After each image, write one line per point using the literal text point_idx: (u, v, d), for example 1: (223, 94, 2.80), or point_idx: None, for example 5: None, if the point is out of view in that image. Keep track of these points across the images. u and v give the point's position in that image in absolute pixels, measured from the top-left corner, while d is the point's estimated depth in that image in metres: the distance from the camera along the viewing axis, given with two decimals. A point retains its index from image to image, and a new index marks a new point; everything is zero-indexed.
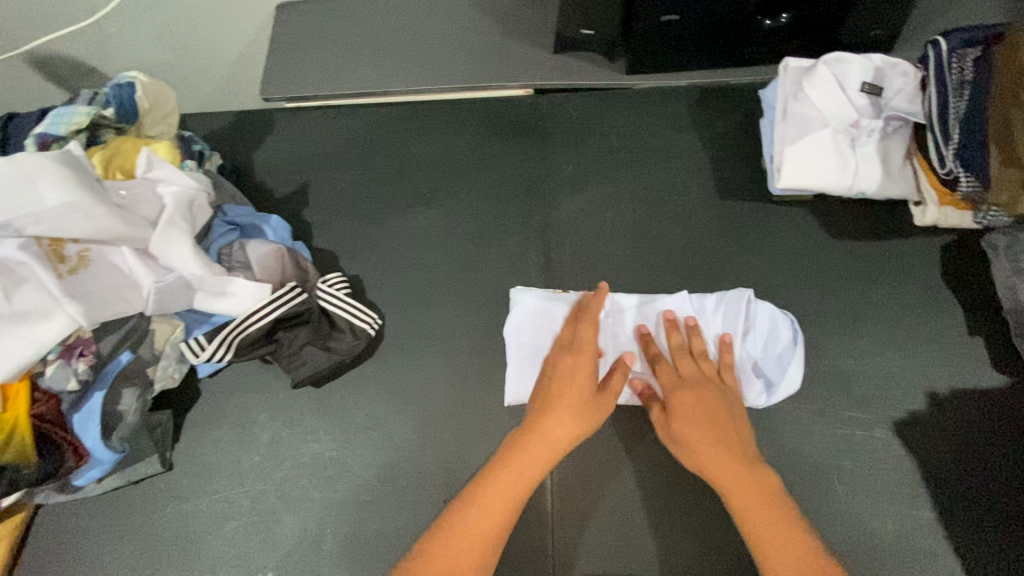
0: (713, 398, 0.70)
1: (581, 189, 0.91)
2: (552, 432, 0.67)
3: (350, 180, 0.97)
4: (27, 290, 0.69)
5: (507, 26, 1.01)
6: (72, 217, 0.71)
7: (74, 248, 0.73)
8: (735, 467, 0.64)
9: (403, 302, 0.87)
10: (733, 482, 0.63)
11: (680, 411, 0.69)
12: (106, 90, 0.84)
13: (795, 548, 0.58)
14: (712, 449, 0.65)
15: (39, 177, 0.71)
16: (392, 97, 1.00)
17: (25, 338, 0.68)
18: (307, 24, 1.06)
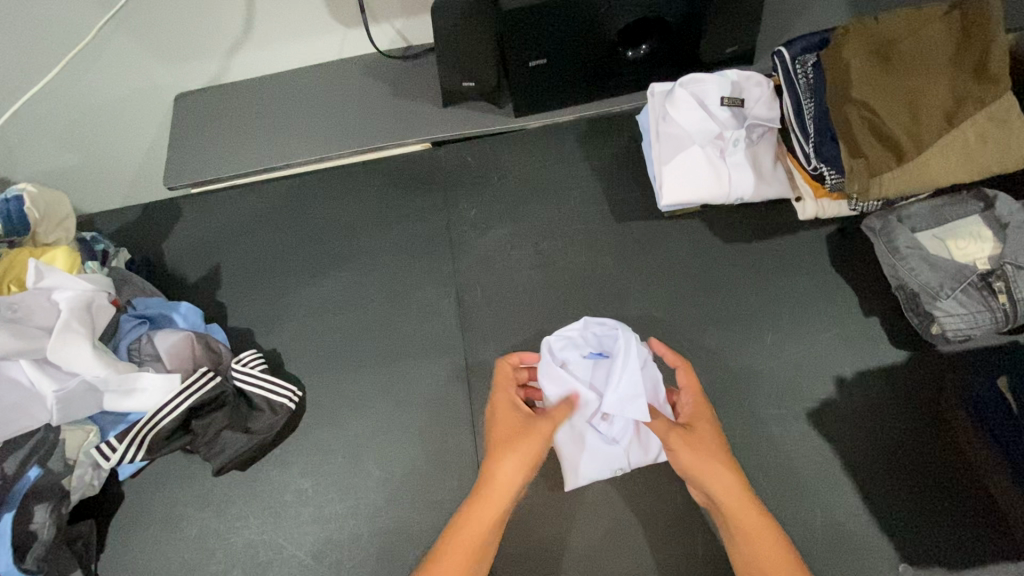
0: (705, 435, 0.69)
1: (485, 231, 0.94)
2: (500, 478, 0.67)
3: (260, 255, 0.97)
4: None
5: (399, 87, 1.05)
6: None
7: None
8: (743, 500, 0.65)
9: (323, 369, 0.87)
10: (740, 516, 0.65)
11: (685, 447, 0.68)
12: None
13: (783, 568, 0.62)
14: (718, 480, 0.66)
15: None
16: (293, 169, 1.02)
17: None
18: (206, 111, 1.09)
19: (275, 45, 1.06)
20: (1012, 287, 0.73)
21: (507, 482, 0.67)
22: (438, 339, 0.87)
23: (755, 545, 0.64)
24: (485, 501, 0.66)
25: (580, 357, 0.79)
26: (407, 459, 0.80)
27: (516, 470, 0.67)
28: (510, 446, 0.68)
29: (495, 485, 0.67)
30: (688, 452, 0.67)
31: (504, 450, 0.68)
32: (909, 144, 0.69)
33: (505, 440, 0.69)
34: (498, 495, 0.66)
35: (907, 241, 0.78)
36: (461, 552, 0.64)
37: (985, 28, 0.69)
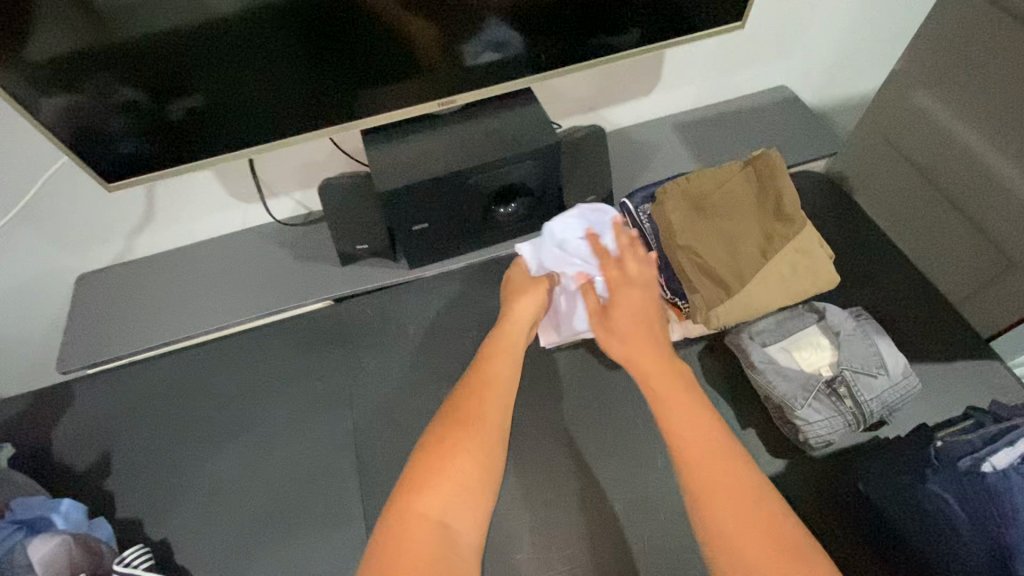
0: (636, 296, 0.74)
1: (385, 383, 0.97)
2: (521, 311, 0.84)
3: (157, 434, 0.95)
4: None
5: (300, 250, 1.12)
6: None
7: None
8: (652, 361, 0.69)
9: (219, 555, 0.83)
10: (652, 376, 0.68)
11: (612, 311, 0.74)
12: None
13: (700, 424, 0.63)
14: (635, 344, 0.71)
15: None
16: (195, 340, 1.04)
17: None
18: (106, 288, 1.10)
19: (179, 223, 1.11)
20: (854, 390, 0.81)
21: (525, 313, 0.83)
22: (341, 505, 0.86)
23: (673, 416, 0.63)
24: (502, 351, 0.77)
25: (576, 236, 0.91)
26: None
27: (527, 316, 0.83)
28: (517, 296, 0.86)
29: (513, 325, 0.81)
30: (613, 321, 0.73)
31: (524, 296, 0.85)
32: (733, 279, 0.80)
33: (519, 295, 0.86)
34: (519, 323, 0.82)
35: (759, 357, 0.86)
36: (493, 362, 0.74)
37: (775, 173, 0.83)
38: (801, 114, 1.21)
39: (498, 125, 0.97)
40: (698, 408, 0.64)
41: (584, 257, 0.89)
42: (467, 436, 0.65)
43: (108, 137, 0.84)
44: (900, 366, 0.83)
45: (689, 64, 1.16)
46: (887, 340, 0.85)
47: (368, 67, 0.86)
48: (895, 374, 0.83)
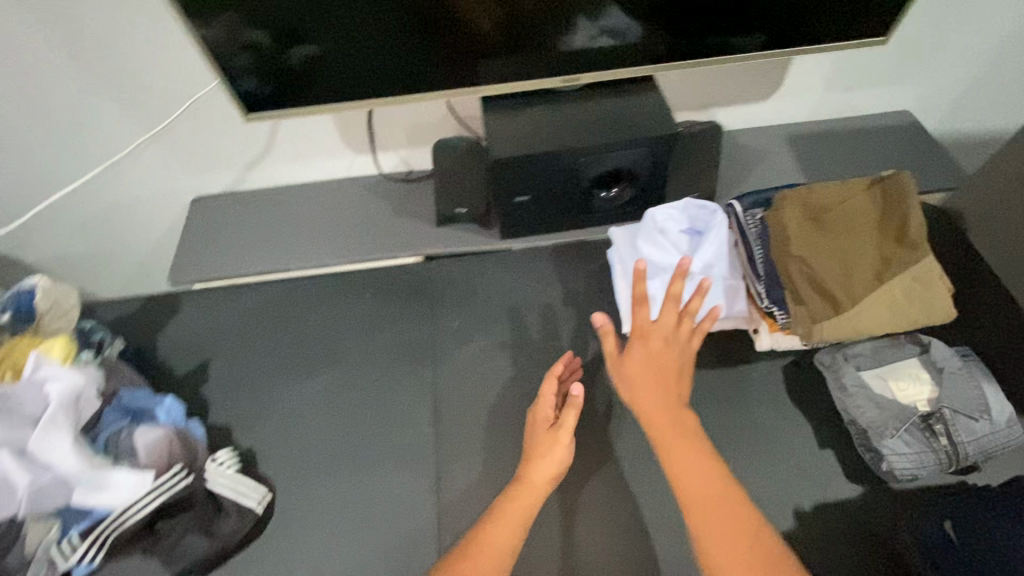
0: (666, 352, 0.80)
1: (466, 342, 1.00)
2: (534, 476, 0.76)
3: (251, 353, 1.02)
4: None
5: (400, 204, 1.16)
6: None
7: None
8: (673, 415, 0.76)
9: (297, 472, 0.89)
10: (665, 426, 0.75)
11: (638, 362, 0.80)
12: (5, 297, 0.89)
13: (709, 474, 0.71)
14: (652, 393, 0.77)
15: None
16: (292, 274, 1.10)
17: None
18: (217, 212, 1.18)
19: (291, 161, 1.17)
20: (951, 429, 0.79)
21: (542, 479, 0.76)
22: (415, 449, 0.90)
23: (685, 464, 0.72)
24: (520, 501, 0.75)
25: (677, 229, 0.92)
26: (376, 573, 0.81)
27: (550, 466, 0.77)
28: (539, 447, 0.79)
29: (529, 485, 0.76)
30: (638, 367, 0.79)
31: (539, 453, 0.78)
32: (842, 298, 0.78)
33: (540, 447, 0.79)
34: (530, 492, 0.75)
35: (852, 379, 0.84)
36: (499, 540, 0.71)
37: (903, 202, 0.81)
38: (925, 142, 1.16)
39: (616, 109, 0.98)
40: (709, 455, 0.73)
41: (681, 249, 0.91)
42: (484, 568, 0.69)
43: (235, 74, 0.88)
44: (1005, 414, 0.80)
45: (813, 73, 1.13)
46: (993, 386, 0.82)
47: (506, 34, 0.88)
48: (999, 421, 0.79)
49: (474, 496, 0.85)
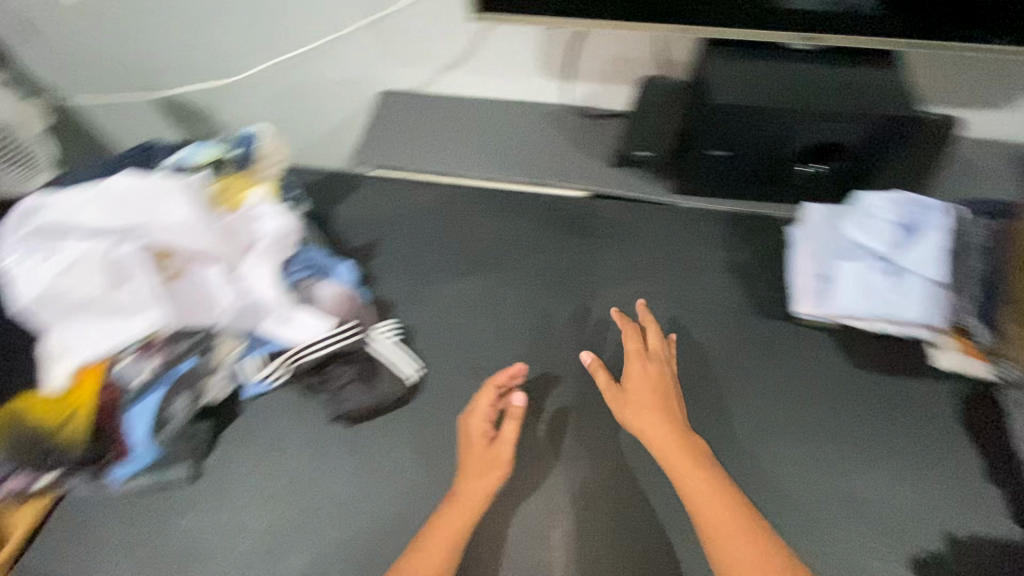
0: (655, 375, 0.84)
1: (622, 282, 1.01)
2: (471, 492, 0.78)
3: (417, 241, 1.08)
4: (131, 287, 0.79)
5: (578, 136, 1.14)
6: (190, 233, 0.82)
7: (174, 262, 0.83)
8: (669, 436, 0.77)
9: (446, 359, 0.94)
10: (658, 439, 0.77)
11: (632, 388, 0.83)
12: (237, 136, 0.95)
13: (710, 490, 0.72)
14: (648, 414, 0.79)
15: (169, 196, 0.82)
16: (464, 179, 1.11)
17: (117, 327, 0.78)
18: (404, 106, 1.22)
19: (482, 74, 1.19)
20: None
21: (473, 496, 0.78)
22: (558, 369, 0.93)
23: (686, 481, 0.74)
24: (460, 509, 0.77)
25: (891, 218, 0.88)
26: (506, 469, 0.85)
27: (481, 486, 0.78)
28: (477, 465, 0.80)
29: (463, 500, 0.77)
30: (634, 393, 0.82)
31: (471, 473, 0.79)
32: None
33: (475, 463, 0.80)
34: (468, 507, 0.77)
35: None
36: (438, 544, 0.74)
37: None
38: None
39: (848, 81, 0.92)
40: (701, 466, 0.75)
41: (892, 239, 0.87)
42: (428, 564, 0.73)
43: None
44: None
45: None
46: None
47: None
48: None
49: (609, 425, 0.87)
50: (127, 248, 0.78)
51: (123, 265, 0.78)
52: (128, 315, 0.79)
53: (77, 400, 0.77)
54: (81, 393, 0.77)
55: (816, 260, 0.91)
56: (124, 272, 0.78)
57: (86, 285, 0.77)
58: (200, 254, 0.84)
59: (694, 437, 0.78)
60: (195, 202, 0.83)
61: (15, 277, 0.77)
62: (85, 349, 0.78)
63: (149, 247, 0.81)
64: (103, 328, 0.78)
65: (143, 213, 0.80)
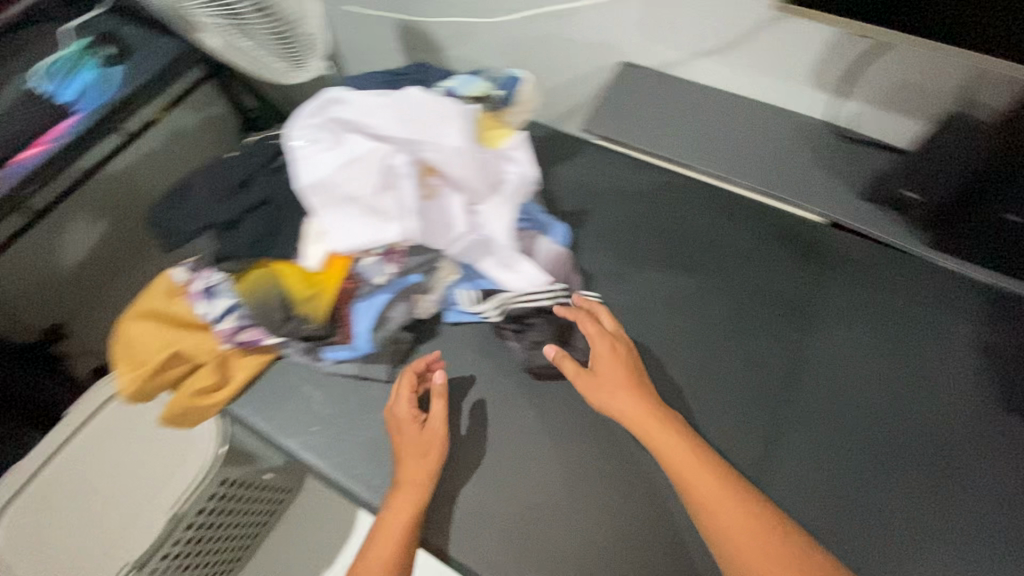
0: (619, 357, 0.85)
1: (845, 326, 0.96)
2: (407, 466, 0.82)
3: (630, 220, 1.06)
4: (393, 195, 0.84)
5: (827, 158, 1.04)
6: (457, 160, 0.85)
7: (432, 182, 0.87)
8: (663, 435, 0.78)
9: (639, 350, 0.95)
10: (645, 429, 0.79)
11: (602, 374, 0.84)
12: (504, 76, 0.98)
13: (709, 482, 0.74)
14: (643, 416, 0.80)
15: (448, 120, 0.85)
16: (692, 172, 1.08)
17: (369, 228, 0.83)
18: (644, 81, 1.17)
19: None
20: None
21: (414, 475, 0.82)
22: (752, 395, 0.91)
23: (688, 478, 0.75)
24: (405, 491, 0.81)
25: None
26: (637, 467, 0.85)
27: (422, 464, 0.82)
28: (409, 438, 0.84)
29: (406, 480, 0.82)
30: (603, 378, 0.83)
31: (410, 452, 0.83)
32: None
33: (410, 445, 0.84)
34: (417, 483, 0.81)
35: None
36: (393, 523, 0.79)
37: None
38: None
39: None
40: (701, 462, 0.76)
41: None
42: (383, 537, 0.78)
43: None
44: None
45: None
46: None
47: None
48: None
49: (788, 466, 0.86)
50: (401, 158, 0.83)
51: (394, 173, 0.83)
52: (385, 220, 0.84)
53: (322, 281, 0.86)
54: (326, 275, 0.86)
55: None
56: (393, 179, 0.83)
57: (360, 183, 0.83)
58: (456, 182, 0.87)
59: (676, 421, 0.80)
60: (466, 131, 0.86)
61: (302, 157, 0.84)
62: (343, 240, 0.84)
63: (419, 163, 0.85)
64: (357, 225, 0.83)
65: (424, 130, 0.84)
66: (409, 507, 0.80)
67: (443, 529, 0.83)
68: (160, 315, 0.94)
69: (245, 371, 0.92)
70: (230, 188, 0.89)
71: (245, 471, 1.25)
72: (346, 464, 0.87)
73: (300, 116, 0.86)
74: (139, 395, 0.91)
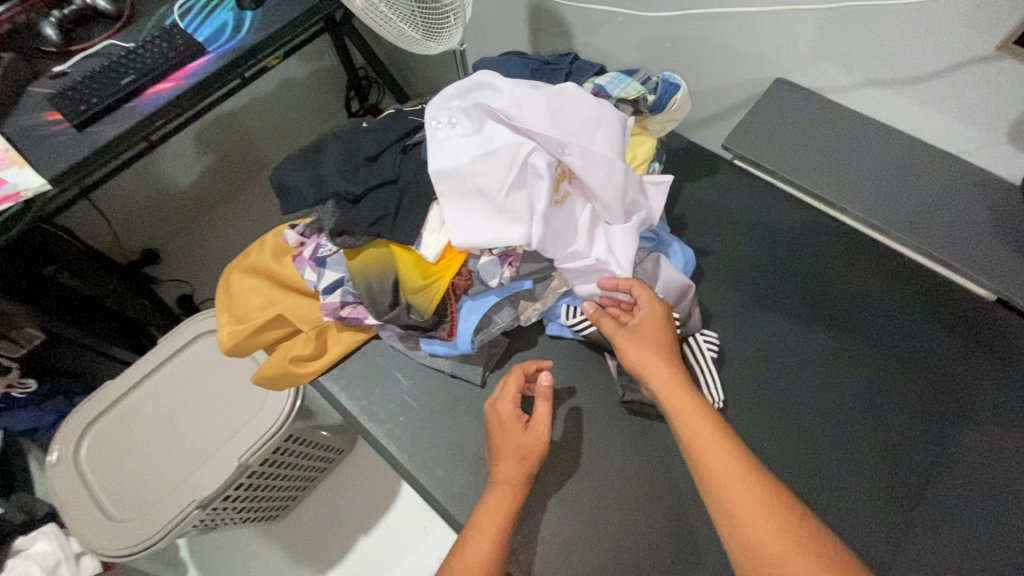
0: (653, 317, 0.79)
1: (1004, 427, 0.82)
2: (502, 468, 0.78)
3: (762, 258, 0.99)
4: (522, 194, 0.77)
5: (1012, 227, 0.90)
6: (601, 170, 0.78)
7: (563, 189, 0.82)
8: (685, 405, 0.72)
9: (752, 403, 0.88)
10: (675, 402, 0.72)
11: (638, 336, 0.78)
12: (659, 79, 0.89)
13: (727, 462, 0.66)
14: (665, 378, 0.74)
15: (599, 127, 0.80)
16: (841, 215, 0.97)
17: (489, 225, 0.77)
18: (801, 104, 1.05)
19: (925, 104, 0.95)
20: None
21: (509, 478, 0.77)
22: (876, 480, 0.82)
23: (707, 455, 0.67)
24: (498, 495, 0.76)
25: None
26: None
27: (518, 469, 0.77)
28: (505, 441, 0.80)
29: (500, 484, 0.77)
30: (639, 343, 0.78)
31: (506, 455, 0.79)
32: None
33: (507, 447, 0.79)
34: (508, 488, 0.76)
35: None
36: (483, 527, 0.74)
37: None
38: None
39: None
40: (721, 441, 0.68)
41: None
42: (474, 541, 0.73)
43: None
44: None
45: None
46: None
47: None
48: None
49: (914, 570, 0.75)
50: (541, 157, 0.77)
51: (528, 171, 0.78)
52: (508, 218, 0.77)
53: (438, 271, 0.83)
54: (443, 265, 0.83)
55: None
56: (526, 178, 0.77)
57: (491, 176, 0.77)
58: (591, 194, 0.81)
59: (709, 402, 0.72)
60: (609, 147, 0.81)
61: (436, 139, 0.79)
62: (459, 234, 0.78)
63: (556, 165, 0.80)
64: (477, 220, 0.78)
65: (572, 133, 0.78)
66: (500, 513, 0.75)
67: (521, 552, 0.80)
68: (269, 274, 0.94)
69: (339, 347, 0.90)
70: (360, 160, 0.84)
71: (304, 426, 1.28)
72: (425, 465, 0.83)
73: (441, 96, 0.81)
74: (237, 349, 0.91)
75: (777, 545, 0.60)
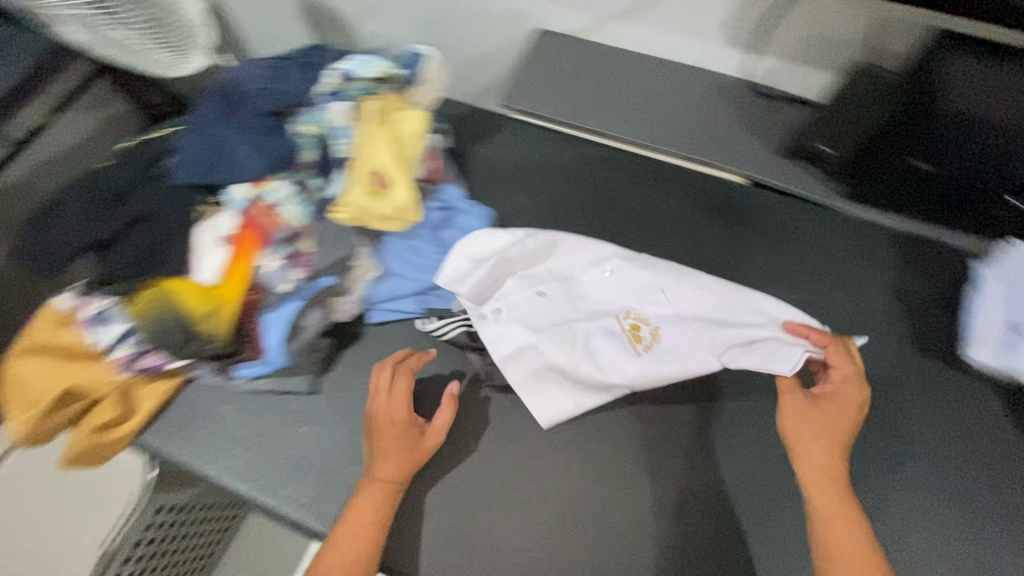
0: (851, 409, 0.76)
1: (770, 288, 0.95)
2: (383, 460, 0.76)
3: (557, 200, 1.04)
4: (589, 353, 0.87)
5: (750, 118, 1.03)
6: (652, 300, 0.87)
7: (645, 329, 0.86)
8: (831, 478, 0.73)
9: None
10: (811, 472, 0.74)
11: (823, 415, 0.76)
12: (406, 54, 0.90)
13: (850, 529, 0.70)
14: (814, 447, 0.74)
15: (605, 255, 0.90)
16: (613, 141, 1.05)
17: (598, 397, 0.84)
18: (558, 49, 1.12)
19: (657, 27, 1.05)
20: None
21: (391, 470, 0.76)
22: None
23: (829, 519, 0.71)
24: (374, 488, 0.75)
25: None
26: (587, 446, 0.84)
27: (401, 460, 0.76)
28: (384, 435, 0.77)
29: (382, 477, 0.75)
30: (813, 423, 0.75)
31: (387, 446, 0.77)
32: None
33: (387, 439, 0.77)
34: (390, 481, 0.75)
35: None
36: (366, 525, 0.73)
37: None
38: None
39: None
40: (845, 506, 0.71)
41: None
42: (352, 540, 0.72)
43: None
44: None
45: None
46: None
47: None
48: None
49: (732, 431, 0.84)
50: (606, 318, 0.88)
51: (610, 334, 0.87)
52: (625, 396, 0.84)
53: (224, 294, 0.80)
54: (228, 287, 0.80)
55: (1010, 305, 0.84)
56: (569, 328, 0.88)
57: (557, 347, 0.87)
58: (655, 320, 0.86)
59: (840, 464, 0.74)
60: (624, 259, 0.89)
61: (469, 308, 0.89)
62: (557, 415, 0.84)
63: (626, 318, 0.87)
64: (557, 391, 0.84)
65: (594, 271, 0.90)
66: (381, 507, 0.74)
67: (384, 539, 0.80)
68: (44, 346, 0.84)
69: (152, 399, 0.85)
70: (106, 202, 0.83)
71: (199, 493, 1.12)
72: (270, 487, 0.81)
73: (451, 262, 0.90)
74: (30, 439, 0.82)
75: (852, 551, 0.68)
